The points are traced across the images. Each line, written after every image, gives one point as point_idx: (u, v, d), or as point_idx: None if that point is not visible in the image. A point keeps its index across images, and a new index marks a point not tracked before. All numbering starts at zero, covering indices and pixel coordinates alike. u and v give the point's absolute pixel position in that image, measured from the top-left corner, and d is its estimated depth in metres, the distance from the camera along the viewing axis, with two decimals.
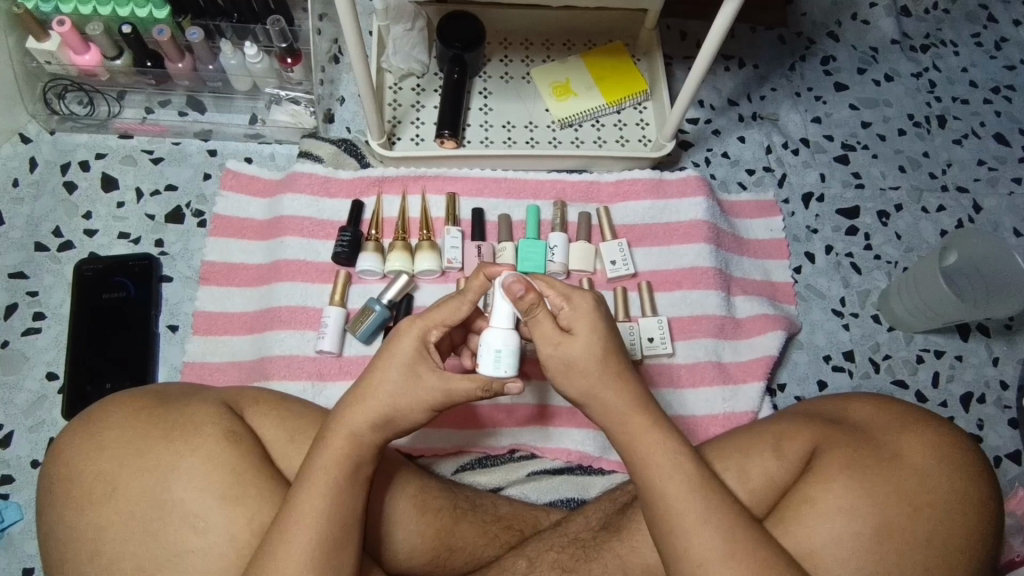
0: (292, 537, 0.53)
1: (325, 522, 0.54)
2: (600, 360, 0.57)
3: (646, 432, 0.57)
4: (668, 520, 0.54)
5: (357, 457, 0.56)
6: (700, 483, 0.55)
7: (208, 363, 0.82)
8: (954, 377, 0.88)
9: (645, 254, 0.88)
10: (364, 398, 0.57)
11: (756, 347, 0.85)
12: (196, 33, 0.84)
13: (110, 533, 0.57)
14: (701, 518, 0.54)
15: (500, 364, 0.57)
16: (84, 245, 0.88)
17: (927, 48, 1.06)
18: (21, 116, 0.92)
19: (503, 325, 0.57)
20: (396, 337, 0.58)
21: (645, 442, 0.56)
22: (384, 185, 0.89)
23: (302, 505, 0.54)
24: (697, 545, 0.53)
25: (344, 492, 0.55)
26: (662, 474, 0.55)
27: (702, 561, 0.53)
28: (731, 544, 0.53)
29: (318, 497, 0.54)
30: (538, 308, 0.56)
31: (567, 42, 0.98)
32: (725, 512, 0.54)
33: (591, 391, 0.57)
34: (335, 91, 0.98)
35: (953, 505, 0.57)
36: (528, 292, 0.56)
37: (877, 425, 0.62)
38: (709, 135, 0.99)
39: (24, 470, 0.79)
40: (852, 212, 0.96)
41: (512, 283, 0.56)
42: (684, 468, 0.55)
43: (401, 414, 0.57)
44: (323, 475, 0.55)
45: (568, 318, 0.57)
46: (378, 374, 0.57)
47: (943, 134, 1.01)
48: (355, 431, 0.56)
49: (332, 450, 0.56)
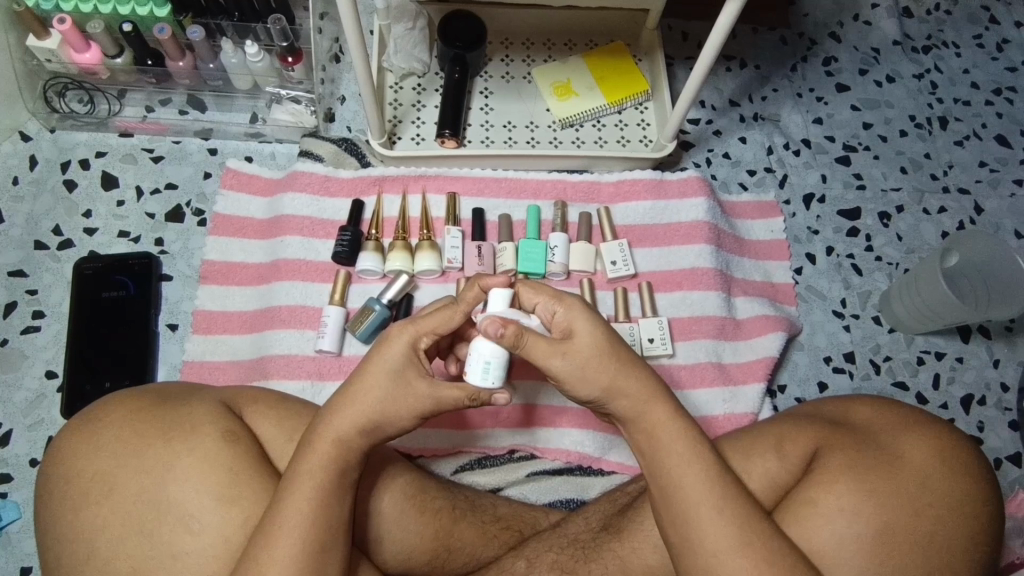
0: (276, 541, 0.53)
1: (310, 526, 0.53)
2: (601, 361, 0.57)
3: (666, 423, 0.57)
4: (680, 512, 0.54)
5: (342, 461, 0.56)
6: (717, 475, 0.55)
7: (208, 362, 0.81)
8: (955, 378, 0.88)
9: (645, 254, 0.88)
10: (352, 400, 0.57)
11: (757, 348, 0.85)
12: (197, 31, 0.84)
13: (107, 533, 0.57)
14: (716, 509, 0.54)
15: (488, 376, 0.56)
16: (84, 243, 0.88)
17: (929, 49, 1.06)
18: (21, 114, 0.92)
19: (492, 335, 0.56)
20: (383, 345, 0.58)
21: (661, 435, 0.56)
22: (384, 185, 0.89)
23: (288, 507, 0.54)
24: (709, 537, 0.53)
25: (329, 494, 0.55)
26: (679, 465, 0.55)
27: (714, 553, 0.53)
28: (745, 535, 0.53)
29: (305, 500, 0.54)
30: (523, 337, 0.55)
31: (569, 42, 0.98)
32: (740, 504, 0.54)
33: (612, 386, 0.57)
34: (336, 90, 0.98)
35: (954, 507, 0.57)
36: (506, 328, 0.54)
37: (879, 426, 0.62)
38: (710, 136, 0.99)
39: (23, 469, 0.79)
40: (853, 213, 0.96)
41: (488, 323, 0.54)
42: (703, 459, 0.55)
43: (400, 413, 0.57)
44: (309, 477, 0.55)
45: (567, 320, 0.57)
46: (366, 378, 0.57)
47: (945, 136, 1.01)
48: (353, 431, 0.56)
49: (324, 452, 0.56)
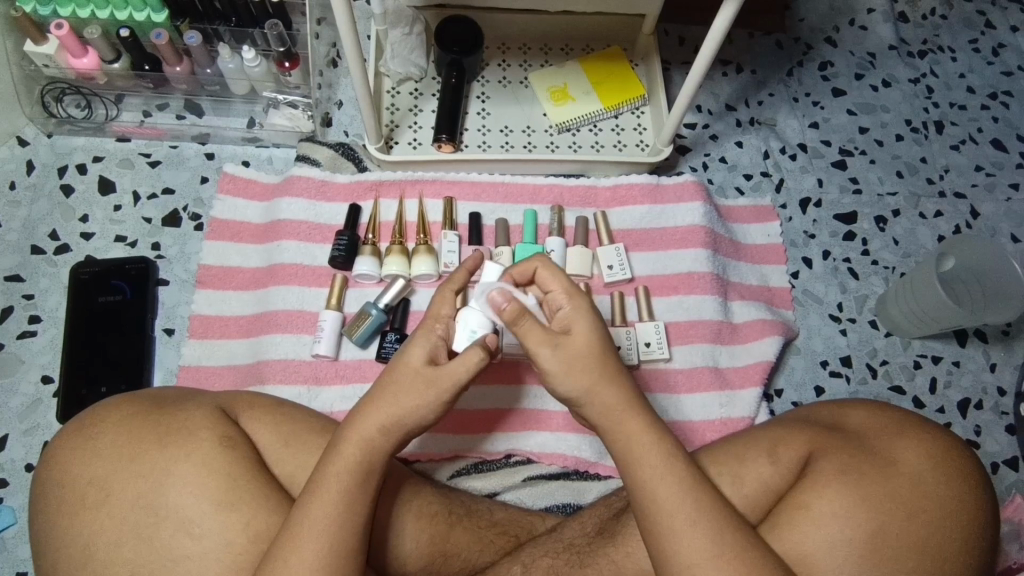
0: (295, 548, 0.53)
1: (330, 529, 0.53)
2: (590, 358, 0.56)
3: (636, 436, 0.56)
4: (655, 526, 0.54)
5: (369, 464, 0.56)
6: (686, 488, 0.55)
7: (204, 366, 0.81)
8: (952, 382, 0.88)
9: (642, 258, 0.88)
10: (376, 408, 0.57)
11: (754, 352, 0.85)
12: (193, 36, 0.84)
13: (104, 538, 0.57)
14: (688, 522, 0.54)
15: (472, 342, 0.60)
16: (80, 248, 0.88)
17: (924, 54, 1.07)
18: (18, 119, 0.92)
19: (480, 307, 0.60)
20: (406, 350, 0.59)
21: (630, 447, 0.56)
22: (382, 189, 0.89)
23: (312, 516, 0.54)
24: (679, 551, 0.53)
25: (345, 500, 0.55)
26: (650, 478, 0.55)
27: (686, 566, 0.53)
28: (718, 548, 0.53)
29: (327, 505, 0.54)
30: (523, 318, 0.56)
31: (565, 47, 0.98)
32: (714, 517, 0.54)
33: (592, 392, 0.57)
34: (333, 95, 0.98)
35: (948, 511, 0.57)
36: (508, 304, 0.56)
37: (873, 431, 0.62)
38: (707, 140, 0.99)
39: (18, 474, 0.79)
40: (849, 217, 0.96)
41: (495, 295, 0.57)
42: (669, 472, 0.55)
43: (409, 422, 0.57)
44: (336, 485, 0.55)
45: (568, 318, 0.58)
46: (394, 387, 0.57)
47: (941, 140, 1.01)
48: (365, 439, 0.56)
49: (343, 459, 0.56)
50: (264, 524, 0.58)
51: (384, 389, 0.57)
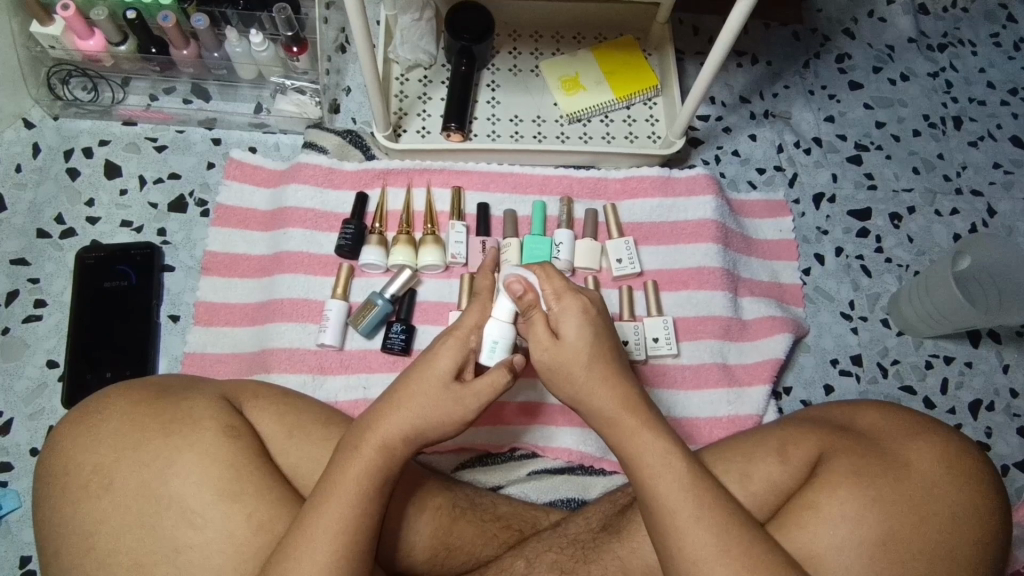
0: (300, 540, 0.52)
1: (339, 521, 0.53)
2: (587, 355, 0.58)
3: (641, 431, 0.56)
4: (659, 523, 0.54)
5: (363, 463, 0.55)
6: (692, 482, 0.54)
7: (208, 354, 0.81)
8: (964, 383, 0.87)
9: (651, 252, 0.87)
10: (389, 406, 0.57)
11: (763, 349, 0.84)
12: (201, 19, 0.84)
13: (107, 527, 0.57)
14: (694, 518, 0.53)
15: (494, 353, 0.61)
16: (86, 232, 0.88)
17: (944, 47, 1.04)
18: (24, 101, 0.91)
19: (503, 317, 0.61)
20: (427, 356, 0.59)
21: (635, 443, 0.56)
22: (390, 177, 0.88)
23: (317, 508, 0.53)
24: (686, 547, 0.52)
25: (347, 499, 0.54)
26: (652, 474, 0.55)
27: (692, 562, 0.52)
28: (724, 542, 0.52)
29: (336, 499, 0.54)
30: None
31: (577, 36, 0.96)
32: (720, 517, 0.53)
33: (593, 390, 0.58)
34: (341, 81, 0.97)
35: (963, 515, 0.56)
36: (527, 292, 0.59)
37: (886, 432, 0.61)
38: (719, 133, 0.97)
39: (22, 458, 0.79)
40: (864, 213, 0.95)
41: (513, 283, 0.59)
42: (676, 468, 0.55)
43: (422, 416, 0.57)
44: (343, 484, 0.54)
45: (556, 319, 0.58)
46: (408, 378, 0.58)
47: (958, 136, 0.99)
48: (375, 435, 0.56)
49: (347, 455, 0.56)
50: (268, 517, 0.58)
51: (394, 390, 0.58)
